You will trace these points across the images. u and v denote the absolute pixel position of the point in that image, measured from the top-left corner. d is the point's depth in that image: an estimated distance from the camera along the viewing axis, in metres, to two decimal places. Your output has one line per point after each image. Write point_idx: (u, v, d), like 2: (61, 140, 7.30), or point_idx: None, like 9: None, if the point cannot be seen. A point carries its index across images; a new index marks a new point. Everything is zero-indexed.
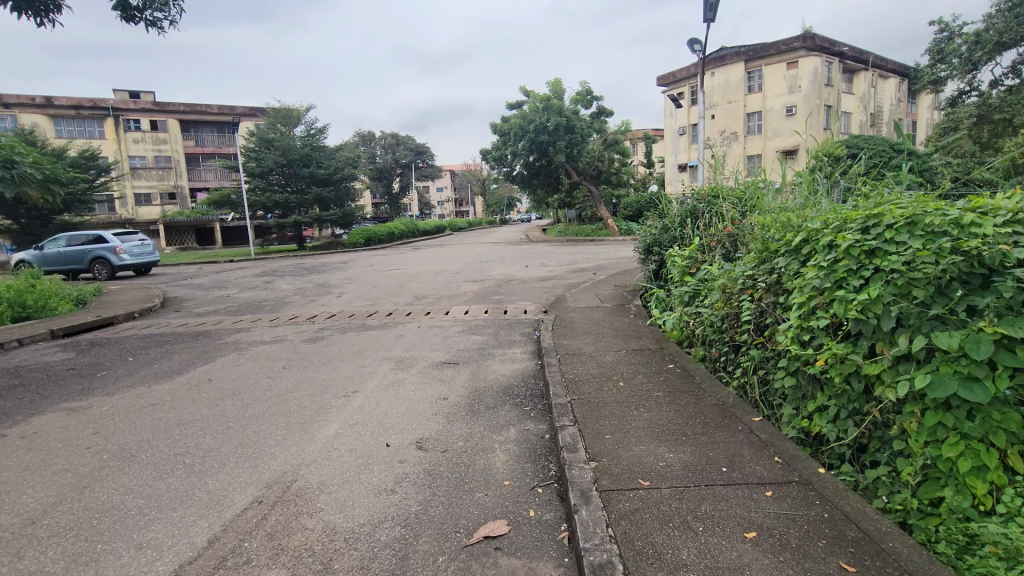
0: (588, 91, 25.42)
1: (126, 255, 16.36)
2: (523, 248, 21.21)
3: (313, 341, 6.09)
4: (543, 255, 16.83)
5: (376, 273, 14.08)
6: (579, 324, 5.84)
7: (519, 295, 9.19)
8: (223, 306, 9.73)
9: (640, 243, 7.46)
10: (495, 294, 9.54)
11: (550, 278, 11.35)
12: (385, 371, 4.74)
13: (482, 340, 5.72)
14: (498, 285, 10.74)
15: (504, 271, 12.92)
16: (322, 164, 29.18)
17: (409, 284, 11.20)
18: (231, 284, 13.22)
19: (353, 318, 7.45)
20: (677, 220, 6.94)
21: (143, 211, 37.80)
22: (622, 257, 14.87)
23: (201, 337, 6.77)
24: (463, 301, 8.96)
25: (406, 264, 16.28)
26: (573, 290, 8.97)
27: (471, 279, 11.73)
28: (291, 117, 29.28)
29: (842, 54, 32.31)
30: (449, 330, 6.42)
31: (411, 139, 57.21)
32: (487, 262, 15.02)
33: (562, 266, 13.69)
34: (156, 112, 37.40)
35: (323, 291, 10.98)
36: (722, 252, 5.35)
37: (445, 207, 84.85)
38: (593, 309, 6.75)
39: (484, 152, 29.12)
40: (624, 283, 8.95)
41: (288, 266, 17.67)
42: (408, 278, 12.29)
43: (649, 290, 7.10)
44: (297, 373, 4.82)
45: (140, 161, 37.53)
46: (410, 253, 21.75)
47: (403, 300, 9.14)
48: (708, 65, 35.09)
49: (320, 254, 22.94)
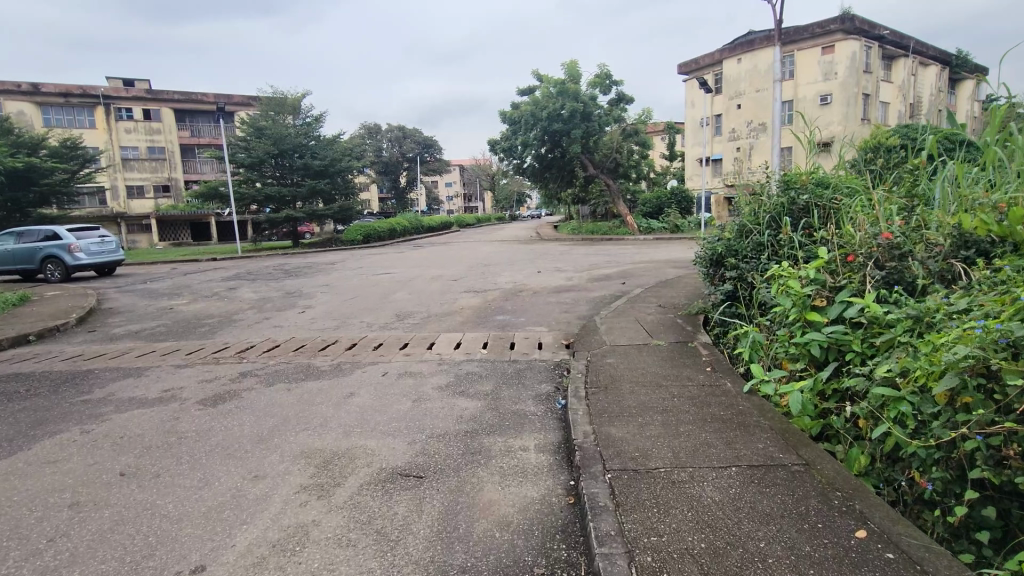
0: (606, 75, 23.16)
1: (82, 254, 14.33)
2: (534, 248, 19.14)
3: (215, 404, 3.94)
4: (555, 258, 14.68)
5: (361, 278, 11.98)
6: (630, 383, 3.66)
7: (530, 316, 7.03)
8: (153, 326, 7.62)
9: (705, 253, 5.30)
10: (500, 314, 7.36)
11: (569, 289, 9.20)
12: (286, 495, 2.58)
13: (475, 410, 3.57)
14: (503, 298, 8.61)
15: (511, 278, 10.81)
16: (317, 155, 27.17)
17: (394, 296, 9.07)
18: (188, 291, 11.12)
19: (299, 355, 5.27)
20: (766, 220, 4.81)
21: (135, 204, 36.03)
22: (650, 262, 12.69)
23: (67, 386, 4.62)
24: (456, 325, 6.78)
25: (400, 267, 14.22)
26: (601, 310, 6.76)
27: (472, 289, 9.64)
28: (283, 104, 27.19)
29: (882, 38, 29.98)
30: (426, 384, 4.23)
31: (418, 132, 55.04)
32: (491, 266, 12.89)
33: (580, 271, 11.59)
34: (149, 100, 35.52)
35: (288, 304, 8.87)
36: (883, 277, 3.19)
37: (454, 202, 82.73)
38: (641, 350, 4.56)
39: (493, 142, 26.80)
40: (673, 302, 6.76)
41: (268, 266, 15.60)
42: (397, 287, 10.20)
43: (721, 324, 4.92)
44: (129, 494, 2.64)
45: (132, 152, 35.71)
46: (409, 252, 19.65)
47: (378, 323, 6.95)
48: (735, 51, 32.70)
49: (312, 254, 20.94)
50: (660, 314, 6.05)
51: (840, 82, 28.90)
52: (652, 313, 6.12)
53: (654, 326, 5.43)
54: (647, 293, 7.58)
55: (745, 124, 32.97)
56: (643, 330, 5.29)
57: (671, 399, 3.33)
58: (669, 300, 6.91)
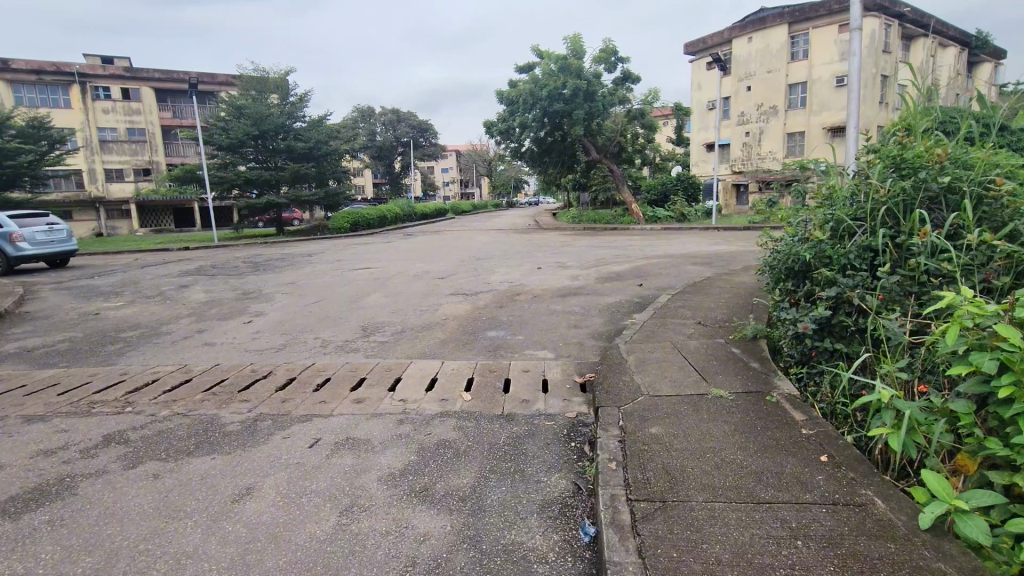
0: (612, 50, 21.52)
1: (25, 244, 12.68)
2: (532, 238, 17.69)
3: (21, 512, 2.41)
4: (555, 250, 13.22)
5: (336, 274, 10.48)
6: (703, 490, 2.20)
7: (530, 334, 5.52)
8: (54, 340, 6.04)
9: (782, 261, 3.81)
10: (492, 328, 5.85)
11: (577, 293, 7.73)
12: None
13: (439, 549, 2.05)
14: (498, 305, 7.12)
15: (507, 276, 9.34)
16: (301, 137, 25.51)
17: (366, 300, 7.57)
18: (133, 289, 9.54)
19: (205, 402, 3.73)
20: (879, 214, 3.34)
21: (115, 189, 33.88)
22: (665, 257, 11.25)
23: None
24: (435, 345, 5.26)
25: (383, 260, 12.72)
26: (621, 331, 5.24)
27: (461, 290, 8.19)
28: (265, 83, 25.45)
29: (902, 16, 28.60)
30: (371, 468, 2.71)
31: (413, 116, 53.20)
32: (485, 261, 11.41)
33: (586, 267, 10.17)
34: (128, 78, 33.63)
35: (236, 310, 7.31)
36: None
37: (450, 188, 81.18)
38: (701, 409, 3.07)
39: (489, 124, 25.11)
40: (715, 318, 5.25)
41: (236, 259, 14.00)
42: (374, 287, 8.71)
43: (813, 369, 3.43)
44: None
45: (110, 134, 33.78)
46: (398, 243, 18.13)
47: (334, 343, 5.40)
48: (746, 29, 31.14)
49: (295, 243, 19.38)
50: (707, 338, 4.54)
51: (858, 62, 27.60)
52: (693, 336, 4.61)
53: (705, 359, 3.95)
54: (677, 302, 6.05)
55: (755, 107, 31.49)
56: (687, 367, 3.79)
57: (792, 541, 1.87)
58: (709, 315, 5.38)
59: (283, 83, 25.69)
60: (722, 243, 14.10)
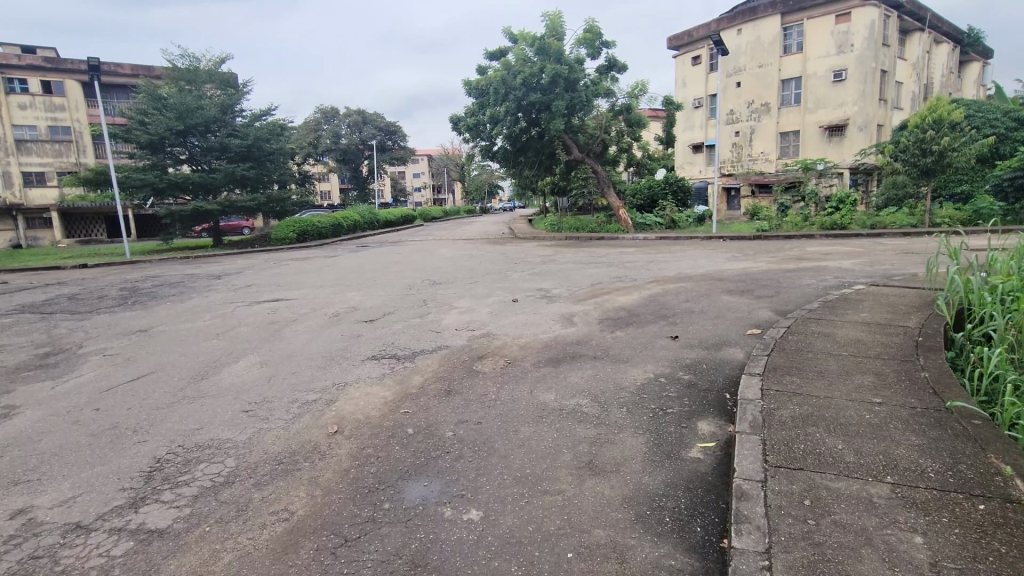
0: (597, 33, 18.71)
1: None
2: (506, 251, 14.66)
3: None
4: (532, 270, 10.28)
5: (222, 312, 7.28)
6: None
7: (495, 507, 2.43)
8: None
9: None
10: (413, 478, 2.73)
11: (575, 358, 4.66)
12: None
13: None
14: (441, 390, 4.01)
15: (465, 318, 6.26)
16: (238, 133, 22.01)
17: (220, 377, 4.43)
18: None
19: None
20: None
21: (35, 195, 29.81)
22: (682, 282, 8.33)
23: None
24: (259, 564, 2.12)
25: (306, 286, 9.56)
26: (712, 527, 2.19)
27: (388, 350, 5.06)
28: (197, 72, 22.00)
29: (901, 6, 26.48)
30: None
31: (380, 117, 49.58)
32: (440, 289, 8.33)
33: (580, 300, 7.14)
34: (49, 69, 29.85)
35: None
36: None
37: (422, 193, 77.78)
38: None
39: (456, 119, 22.03)
40: (928, 481, 2.20)
41: (114, 284, 10.60)
42: (257, 343, 5.53)
43: None
44: None
45: (30, 132, 29.90)
46: (341, 257, 14.84)
47: (27, 553, 2.23)
48: (735, 20, 28.76)
49: (220, 258, 16.01)
50: None
51: (857, 55, 25.23)
52: None
53: None
54: (790, 409, 2.98)
55: (746, 105, 28.98)
56: None
57: None
58: (896, 464, 2.35)
59: (219, 73, 22.35)
60: (741, 259, 11.30)
